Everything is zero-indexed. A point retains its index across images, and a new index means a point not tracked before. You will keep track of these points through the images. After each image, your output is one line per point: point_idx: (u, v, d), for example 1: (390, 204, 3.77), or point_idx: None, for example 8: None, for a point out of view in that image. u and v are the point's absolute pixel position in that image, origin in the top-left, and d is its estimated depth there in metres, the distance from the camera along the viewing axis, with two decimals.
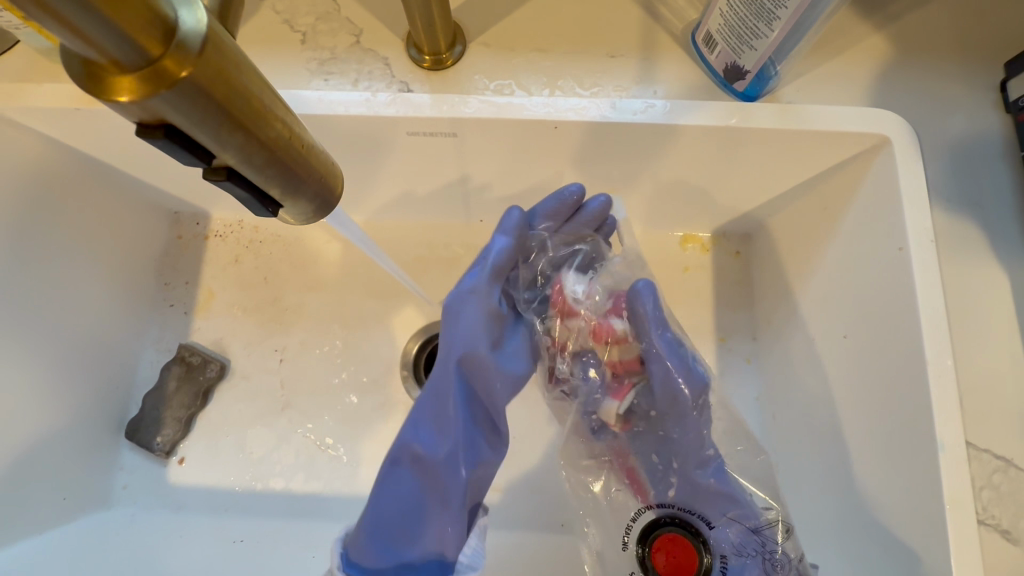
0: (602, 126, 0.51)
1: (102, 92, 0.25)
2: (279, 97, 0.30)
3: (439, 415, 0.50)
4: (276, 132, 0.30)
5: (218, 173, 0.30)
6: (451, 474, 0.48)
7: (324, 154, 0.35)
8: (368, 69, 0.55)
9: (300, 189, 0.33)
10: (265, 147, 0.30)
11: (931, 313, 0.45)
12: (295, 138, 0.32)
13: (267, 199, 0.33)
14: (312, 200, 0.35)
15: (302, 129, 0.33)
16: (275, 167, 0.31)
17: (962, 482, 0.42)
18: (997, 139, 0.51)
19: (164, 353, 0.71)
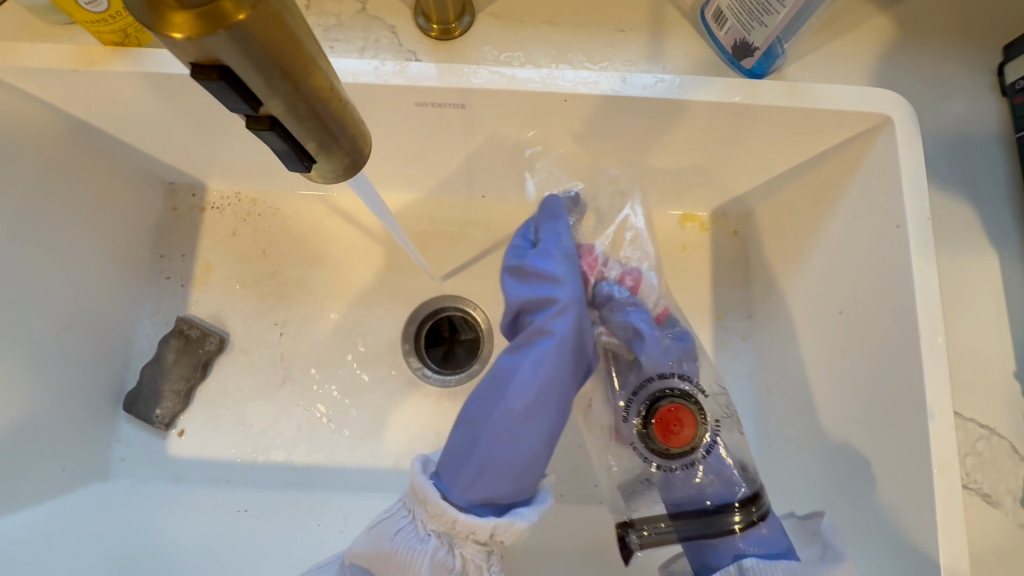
0: (612, 100, 0.51)
1: (157, 25, 0.24)
2: (324, 55, 0.30)
3: (552, 357, 0.48)
4: (321, 85, 0.30)
5: (262, 122, 0.30)
6: (552, 406, 0.48)
7: (359, 115, 0.35)
8: (375, 37, 0.54)
9: (337, 148, 0.33)
10: (310, 99, 0.30)
11: (925, 288, 0.46)
12: (336, 95, 0.32)
13: (303, 157, 0.33)
14: (346, 161, 0.35)
15: (341, 88, 0.33)
16: (317, 121, 0.31)
17: (949, 448, 0.44)
18: (992, 121, 0.53)
19: (161, 326, 0.70)
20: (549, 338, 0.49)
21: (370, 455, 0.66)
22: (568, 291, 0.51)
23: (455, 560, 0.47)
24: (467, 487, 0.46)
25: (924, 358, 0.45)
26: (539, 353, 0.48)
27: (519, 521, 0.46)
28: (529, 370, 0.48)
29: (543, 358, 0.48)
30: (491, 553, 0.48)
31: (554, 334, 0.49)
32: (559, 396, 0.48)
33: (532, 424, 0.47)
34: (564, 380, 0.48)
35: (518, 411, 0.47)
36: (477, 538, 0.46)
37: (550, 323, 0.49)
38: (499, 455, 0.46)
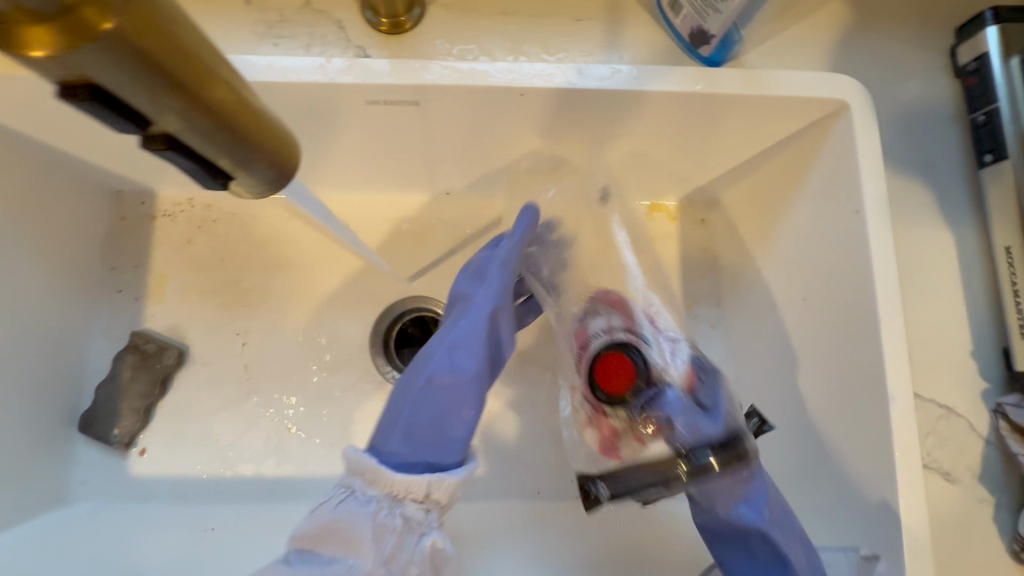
0: (569, 93, 0.50)
1: (11, 46, 0.22)
2: (225, 63, 0.28)
3: (472, 337, 0.48)
4: (220, 98, 0.28)
5: (156, 140, 0.28)
6: (474, 380, 0.47)
7: (279, 123, 0.33)
8: (321, 32, 0.52)
9: (252, 162, 0.32)
10: (209, 115, 0.28)
11: (884, 273, 0.47)
12: (243, 107, 0.29)
13: (216, 171, 0.32)
14: (267, 173, 0.33)
15: (253, 97, 0.30)
16: (221, 137, 0.29)
17: (910, 431, 0.45)
18: (946, 102, 0.53)
19: (117, 341, 0.67)
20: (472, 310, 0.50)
21: (342, 463, 0.65)
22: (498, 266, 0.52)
23: (396, 520, 0.42)
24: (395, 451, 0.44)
25: (885, 342, 0.46)
26: (460, 336, 0.48)
27: (450, 478, 0.43)
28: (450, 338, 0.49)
29: (464, 337, 0.48)
30: (432, 525, 0.44)
31: (480, 307, 0.50)
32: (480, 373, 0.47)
33: (451, 394, 0.46)
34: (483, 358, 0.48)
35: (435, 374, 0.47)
36: (414, 497, 0.43)
37: (476, 298, 0.50)
38: (420, 419, 0.45)
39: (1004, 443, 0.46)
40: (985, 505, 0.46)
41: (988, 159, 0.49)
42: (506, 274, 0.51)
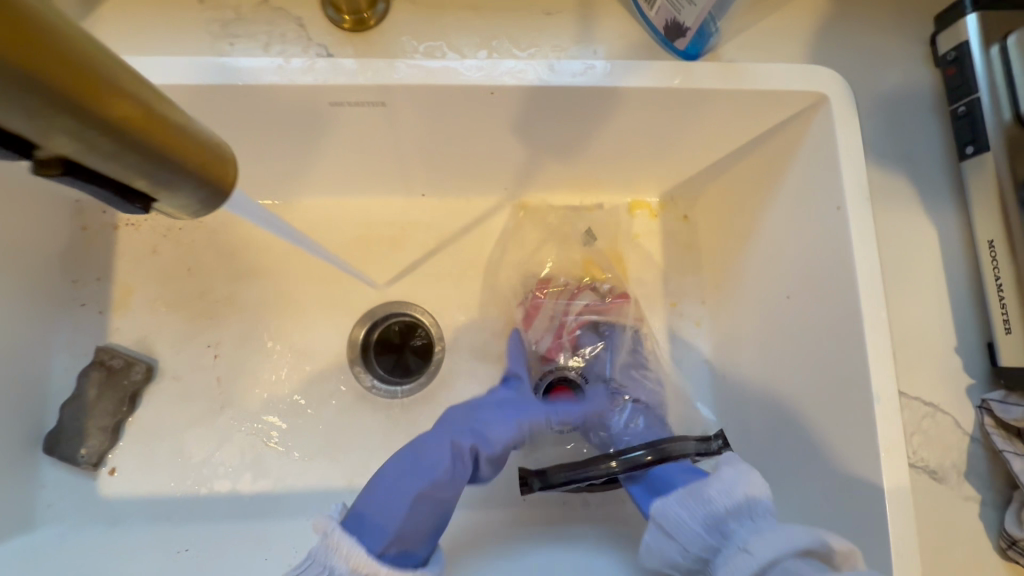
0: (540, 91, 0.48)
1: None
2: (126, 68, 0.26)
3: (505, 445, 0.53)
4: (124, 109, 0.26)
5: (50, 165, 0.25)
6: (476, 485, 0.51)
7: (199, 131, 0.30)
8: (280, 31, 0.49)
9: (176, 179, 0.29)
10: (115, 131, 0.26)
11: (866, 271, 0.46)
12: (153, 116, 0.27)
13: (133, 195, 0.29)
14: (197, 189, 0.31)
15: (165, 104, 0.28)
16: (134, 154, 0.27)
17: (894, 430, 0.44)
18: (927, 92, 0.52)
19: (81, 358, 0.64)
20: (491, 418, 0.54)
21: (321, 476, 0.63)
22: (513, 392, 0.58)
23: None
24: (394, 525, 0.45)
25: (866, 339, 0.45)
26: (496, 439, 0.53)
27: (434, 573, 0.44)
28: (460, 438, 0.51)
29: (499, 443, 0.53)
30: None
31: (501, 422, 0.54)
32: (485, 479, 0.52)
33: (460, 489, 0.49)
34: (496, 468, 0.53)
35: (445, 473, 0.48)
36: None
37: (501, 411, 0.55)
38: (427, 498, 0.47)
39: (990, 440, 0.45)
40: (972, 503, 0.45)
41: (968, 151, 0.48)
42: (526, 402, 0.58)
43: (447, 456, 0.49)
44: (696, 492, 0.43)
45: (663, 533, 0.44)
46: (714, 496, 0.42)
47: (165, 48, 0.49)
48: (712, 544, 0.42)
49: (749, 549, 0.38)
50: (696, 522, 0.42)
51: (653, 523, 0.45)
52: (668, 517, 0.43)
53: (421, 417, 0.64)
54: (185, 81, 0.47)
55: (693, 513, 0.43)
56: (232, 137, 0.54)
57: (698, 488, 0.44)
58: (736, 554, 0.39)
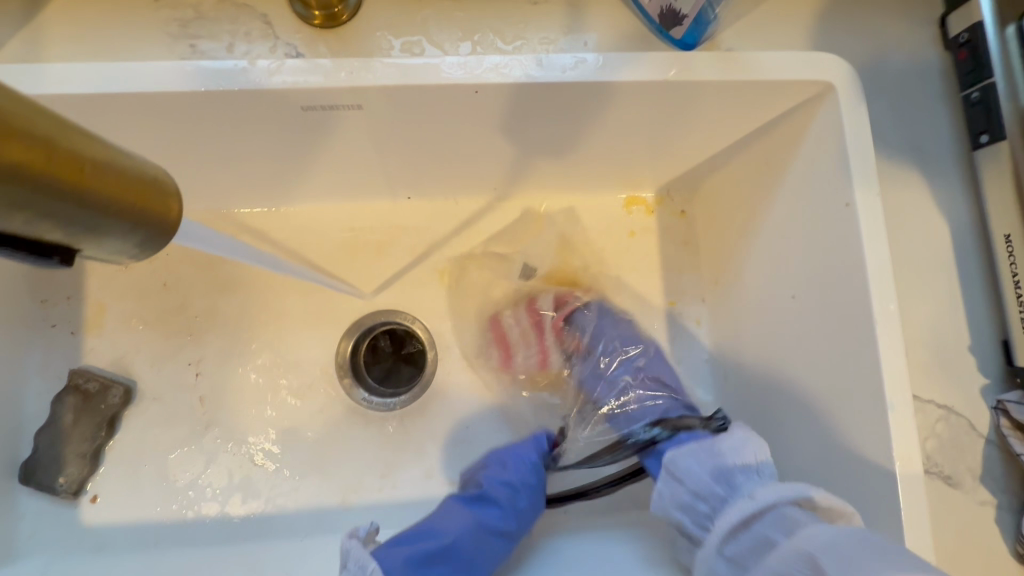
0: (527, 88, 0.45)
1: None
2: (14, 98, 0.23)
3: (513, 492, 0.51)
4: (20, 152, 0.23)
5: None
6: (491, 541, 0.49)
7: (119, 159, 0.27)
8: (245, 29, 0.46)
9: (97, 221, 0.26)
10: (12, 177, 0.22)
11: (877, 269, 0.44)
12: (58, 151, 0.24)
13: (51, 246, 0.26)
14: (125, 227, 0.28)
15: (73, 134, 0.25)
16: (41, 200, 0.24)
17: (910, 438, 0.42)
18: (936, 77, 0.49)
19: (53, 382, 0.60)
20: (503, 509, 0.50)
21: (313, 494, 0.60)
22: (529, 474, 0.52)
23: None
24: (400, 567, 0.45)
25: (878, 341, 0.43)
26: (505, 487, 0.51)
27: None
28: (477, 549, 0.48)
29: (507, 493, 0.51)
30: None
31: (514, 520, 0.50)
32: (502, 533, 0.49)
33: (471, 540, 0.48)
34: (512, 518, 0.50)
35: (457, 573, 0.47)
36: None
37: (514, 502, 0.51)
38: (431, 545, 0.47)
39: (1006, 442, 0.44)
40: (988, 507, 0.44)
41: (983, 140, 0.45)
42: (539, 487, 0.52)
43: (459, 556, 0.47)
44: (709, 446, 0.47)
45: (668, 483, 0.47)
46: (728, 453, 0.46)
47: (122, 51, 0.45)
48: (714, 492, 0.45)
49: (753, 496, 0.42)
50: (703, 471, 0.46)
51: (662, 469, 0.48)
52: (679, 465, 0.47)
53: (415, 429, 0.62)
54: (145, 87, 0.43)
55: (702, 461, 0.46)
56: (200, 145, 0.51)
57: (711, 444, 0.47)
58: (741, 500, 0.43)
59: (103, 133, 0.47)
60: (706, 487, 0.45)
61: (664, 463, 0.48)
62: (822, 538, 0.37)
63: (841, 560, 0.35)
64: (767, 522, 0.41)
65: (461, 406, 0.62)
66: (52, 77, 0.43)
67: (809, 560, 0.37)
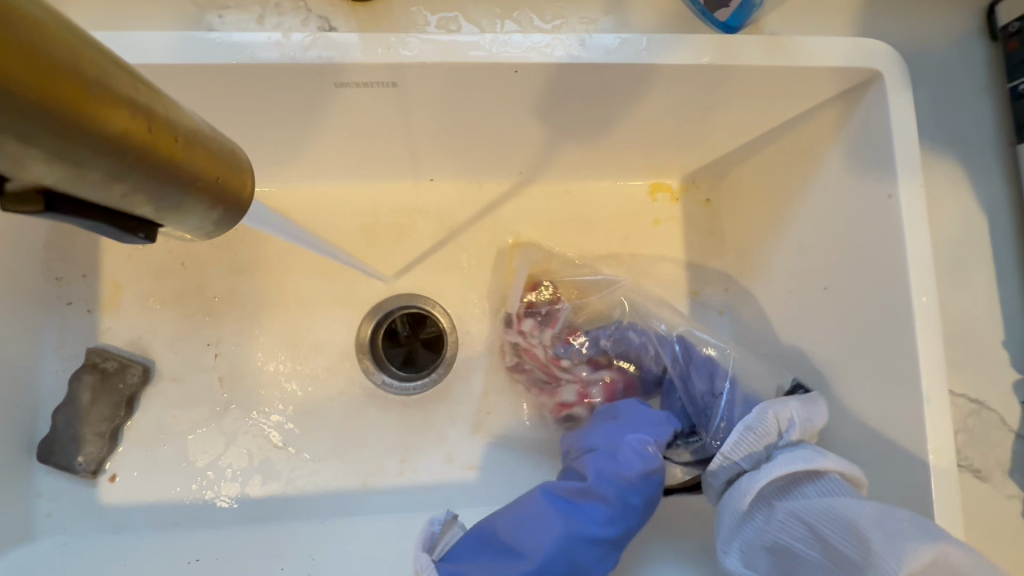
0: (569, 69, 0.44)
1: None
2: (116, 62, 0.22)
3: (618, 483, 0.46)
4: (128, 124, 0.22)
5: (29, 201, 0.21)
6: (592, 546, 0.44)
7: (204, 133, 0.27)
8: (276, 1, 0.44)
9: (184, 198, 0.26)
10: (114, 150, 0.22)
11: (918, 263, 0.43)
12: (158, 123, 0.24)
13: (135, 224, 0.25)
14: (208, 205, 0.28)
15: (166, 106, 0.25)
16: (139, 174, 0.23)
17: (944, 432, 0.42)
18: (981, 68, 0.48)
19: (70, 360, 0.59)
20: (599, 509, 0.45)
21: (334, 477, 0.60)
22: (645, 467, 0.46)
23: None
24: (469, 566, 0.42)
25: (917, 335, 0.43)
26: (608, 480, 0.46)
27: None
28: (569, 559, 0.43)
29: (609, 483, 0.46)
30: None
31: (617, 524, 0.45)
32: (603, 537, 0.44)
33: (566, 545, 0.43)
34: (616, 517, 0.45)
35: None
36: None
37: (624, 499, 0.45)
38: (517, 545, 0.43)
39: None
40: (1015, 501, 0.44)
41: None
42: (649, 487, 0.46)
43: (549, 569, 0.42)
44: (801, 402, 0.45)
45: (753, 431, 0.43)
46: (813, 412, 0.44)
47: (150, 20, 0.44)
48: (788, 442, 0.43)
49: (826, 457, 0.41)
50: (785, 417, 0.43)
51: (754, 414, 0.44)
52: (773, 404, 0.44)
53: (435, 414, 0.61)
54: (176, 58, 0.42)
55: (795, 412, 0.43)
56: (226, 120, 0.49)
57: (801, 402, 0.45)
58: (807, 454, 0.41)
59: None
60: (786, 431, 0.43)
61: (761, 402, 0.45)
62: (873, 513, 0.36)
63: (889, 535, 0.34)
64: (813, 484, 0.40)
65: (482, 392, 0.62)
66: None
67: (850, 528, 0.36)
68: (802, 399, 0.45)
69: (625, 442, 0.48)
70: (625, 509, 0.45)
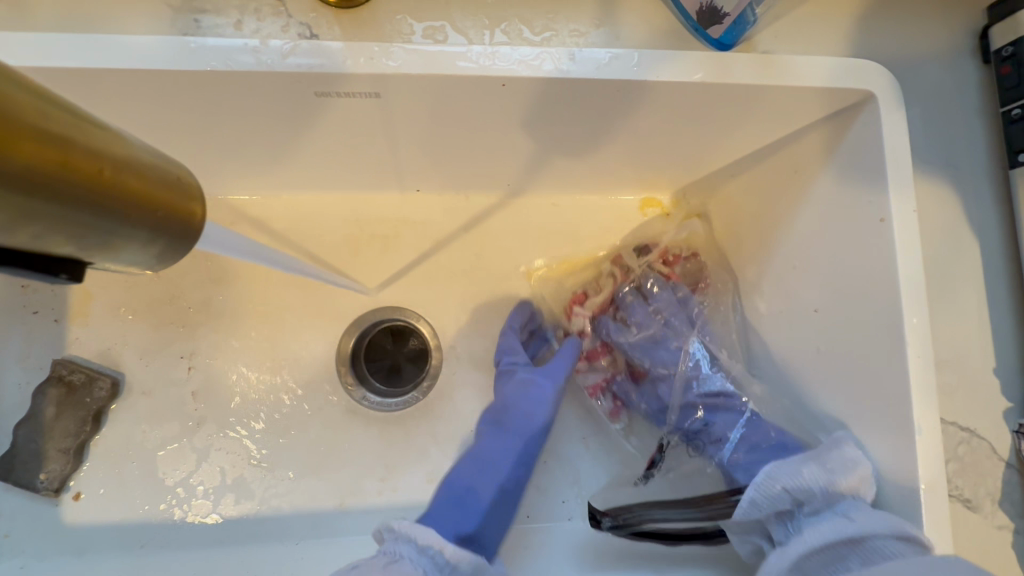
0: (558, 83, 0.42)
1: None
2: (14, 80, 0.20)
3: (505, 398, 0.58)
4: (51, 161, 0.21)
5: None
6: (504, 448, 0.56)
7: (136, 157, 0.25)
8: (255, 5, 0.43)
9: (114, 231, 0.24)
10: (24, 188, 0.20)
11: (911, 287, 0.43)
12: (75, 149, 0.22)
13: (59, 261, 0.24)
14: (148, 236, 0.26)
15: (88, 128, 0.23)
16: (52, 208, 0.22)
17: (936, 462, 0.41)
18: (973, 92, 0.48)
19: (34, 372, 0.57)
20: (519, 426, 0.57)
21: (311, 496, 0.58)
22: (520, 376, 0.58)
23: None
24: (440, 517, 0.52)
25: (907, 357, 0.42)
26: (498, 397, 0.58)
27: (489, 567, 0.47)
28: (483, 462, 0.55)
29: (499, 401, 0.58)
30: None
31: (517, 427, 0.57)
32: (511, 440, 0.56)
33: (481, 451, 0.56)
34: (516, 421, 0.57)
35: (464, 500, 0.53)
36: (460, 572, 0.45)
37: (513, 408, 0.57)
38: (454, 478, 0.55)
39: None
40: (1005, 532, 0.44)
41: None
42: (552, 408, 0.58)
43: (473, 479, 0.54)
44: (818, 459, 0.43)
45: (759, 505, 0.43)
46: (835, 470, 0.41)
47: (120, 23, 0.42)
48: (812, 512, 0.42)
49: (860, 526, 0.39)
50: (806, 488, 0.41)
51: (755, 487, 0.43)
52: (785, 472, 0.43)
53: (418, 431, 0.60)
54: (143, 64, 0.40)
55: (815, 473, 0.42)
56: (200, 127, 0.47)
57: (820, 458, 0.43)
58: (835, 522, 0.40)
59: (97, 105, 0.43)
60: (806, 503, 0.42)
61: (762, 476, 0.43)
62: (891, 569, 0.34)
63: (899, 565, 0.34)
64: (855, 553, 0.39)
65: (467, 409, 0.60)
66: (41, 46, 0.39)
67: None
68: (818, 458, 0.43)
69: (501, 359, 0.59)
70: (519, 414, 0.57)
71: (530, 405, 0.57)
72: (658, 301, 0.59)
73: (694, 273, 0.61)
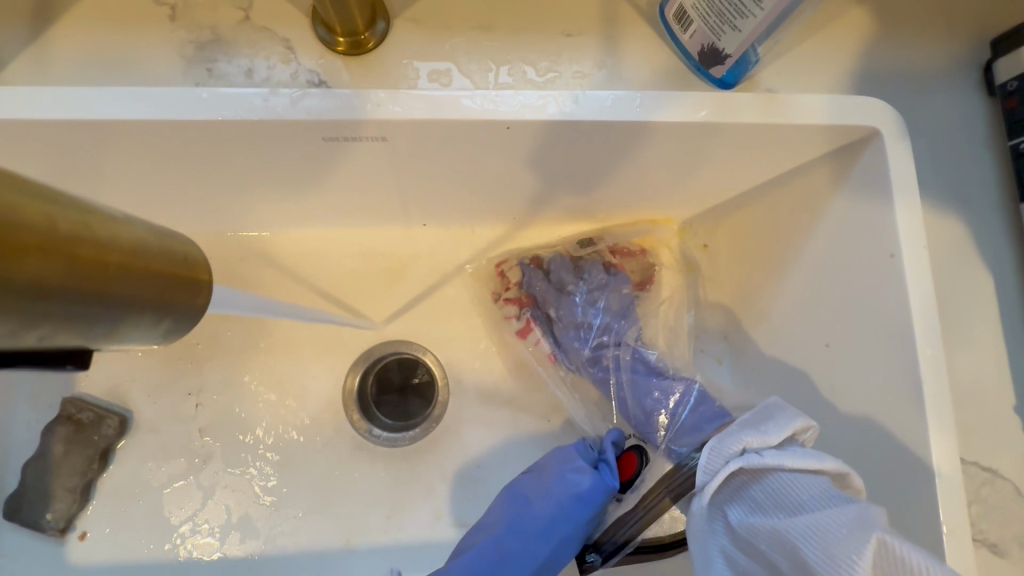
0: (562, 125, 0.43)
1: None
2: (17, 188, 0.21)
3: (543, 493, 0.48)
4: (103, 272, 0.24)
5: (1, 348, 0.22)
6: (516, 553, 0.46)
7: (134, 241, 0.26)
8: (265, 54, 0.44)
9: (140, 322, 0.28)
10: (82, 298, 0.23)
11: (925, 320, 0.42)
12: (81, 245, 0.23)
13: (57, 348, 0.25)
14: (151, 319, 0.27)
15: (90, 221, 0.24)
16: (63, 307, 0.23)
17: (957, 505, 0.40)
18: (981, 124, 0.48)
19: (43, 411, 0.57)
20: (539, 537, 0.46)
21: (317, 535, 0.57)
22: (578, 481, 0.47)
23: None
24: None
25: (924, 394, 0.42)
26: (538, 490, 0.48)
27: None
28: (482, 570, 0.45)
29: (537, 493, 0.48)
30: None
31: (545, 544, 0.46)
32: (532, 549, 0.46)
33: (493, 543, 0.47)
34: (549, 525, 0.46)
35: None
36: None
37: (551, 512, 0.47)
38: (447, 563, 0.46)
39: None
40: None
41: None
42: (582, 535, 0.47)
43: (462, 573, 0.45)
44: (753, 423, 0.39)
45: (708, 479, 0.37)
46: (767, 428, 0.38)
47: (135, 73, 0.43)
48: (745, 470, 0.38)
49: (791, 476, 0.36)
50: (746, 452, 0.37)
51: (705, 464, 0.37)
52: (728, 441, 0.38)
53: (425, 467, 0.59)
54: (156, 114, 0.41)
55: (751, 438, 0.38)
56: (210, 170, 0.48)
57: (752, 424, 0.39)
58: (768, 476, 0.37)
59: (111, 153, 0.44)
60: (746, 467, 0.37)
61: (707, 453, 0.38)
62: (807, 523, 0.34)
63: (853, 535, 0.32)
64: (758, 484, 0.37)
65: (473, 445, 0.59)
66: (59, 99, 0.40)
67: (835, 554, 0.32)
68: (752, 423, 0.39)
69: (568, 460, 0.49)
70: (556, 520, 0.46)
71: (576, 522, 0.46)
72: (595, 278, 0.60)
73: (644, 269, 0.59)
